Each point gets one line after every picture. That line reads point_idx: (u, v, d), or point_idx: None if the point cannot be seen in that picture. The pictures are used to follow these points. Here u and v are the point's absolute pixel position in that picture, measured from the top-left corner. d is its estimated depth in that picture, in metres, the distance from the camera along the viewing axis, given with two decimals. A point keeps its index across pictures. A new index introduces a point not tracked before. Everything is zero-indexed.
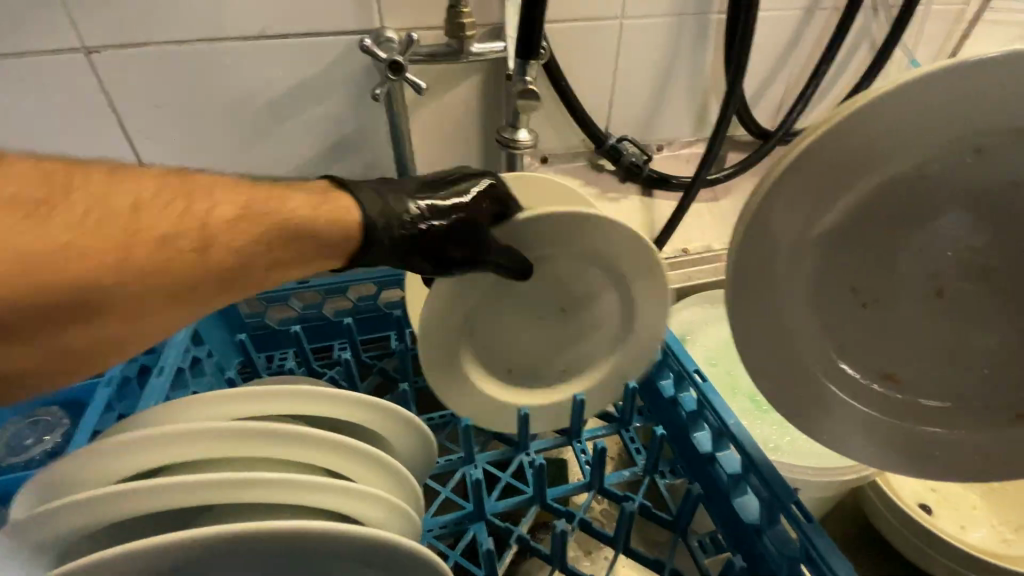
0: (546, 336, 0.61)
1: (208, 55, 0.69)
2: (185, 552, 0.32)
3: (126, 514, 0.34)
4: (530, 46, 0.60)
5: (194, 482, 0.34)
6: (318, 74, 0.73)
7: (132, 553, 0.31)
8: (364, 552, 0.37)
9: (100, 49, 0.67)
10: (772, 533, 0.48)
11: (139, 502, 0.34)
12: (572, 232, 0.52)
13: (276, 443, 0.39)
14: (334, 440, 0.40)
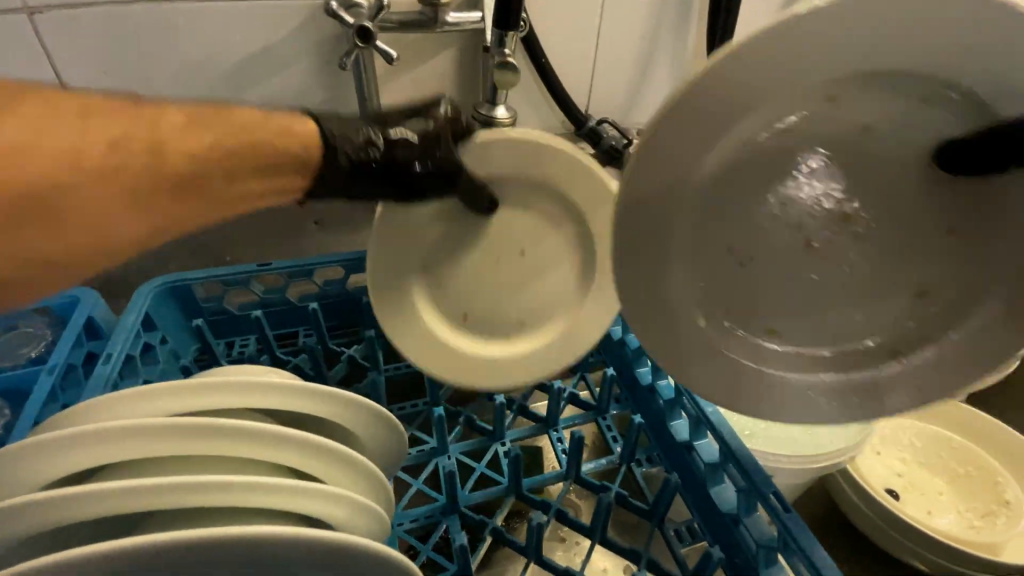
0: (505, 277, 0.61)
1: (160, 17, 0.64)
2: (131, 562, 0.30)
3: (66, 520, 0.31)
4: (508, 15, 0.57)
5: (142, 483, 0.31)
6: (282, 41, 0.69)
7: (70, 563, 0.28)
8: (329, 556, 0.34)
9: (40, 7, 0.61)
10: (749, 522, 0.48)
11: (83, 504, 0.31)
12: (499, 154, 0.55)
13: (229, 440, 0.36)
14: (297, 435, 0.37)
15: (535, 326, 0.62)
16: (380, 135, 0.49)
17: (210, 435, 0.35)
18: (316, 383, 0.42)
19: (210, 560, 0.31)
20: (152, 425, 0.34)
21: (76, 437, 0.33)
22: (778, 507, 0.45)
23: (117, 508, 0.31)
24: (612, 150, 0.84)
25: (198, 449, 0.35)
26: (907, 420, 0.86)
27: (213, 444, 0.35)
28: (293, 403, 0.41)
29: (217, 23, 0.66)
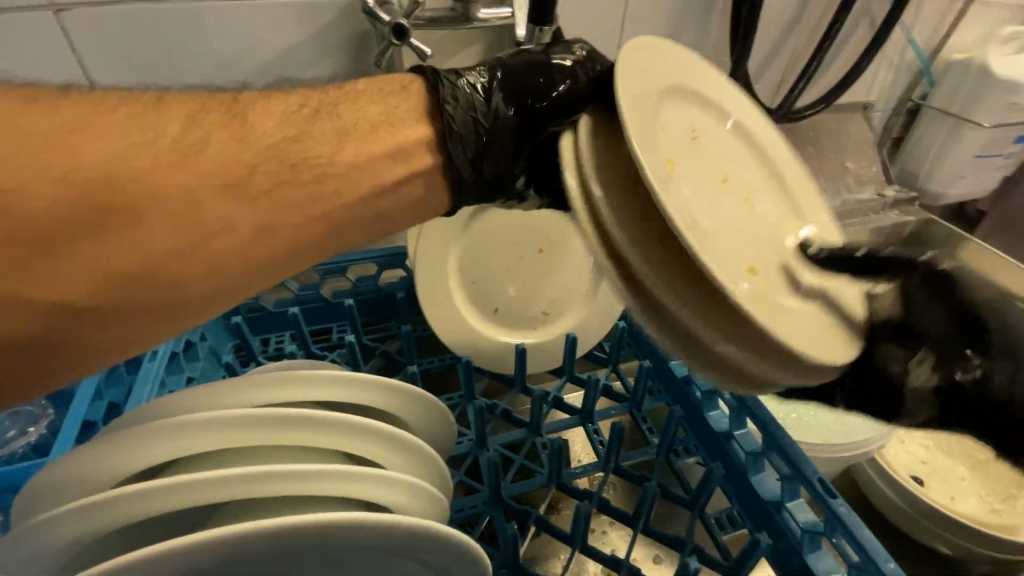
0: (525, 275, 0.66)
1: (189, 15, 0.64)
2: (213, 555, 0.30)
3: (142, 515, 0.31)
4: (543, 10, 0.56)
5: (228, 473, 0.32)
6: (309, 37, 0.69)
7: (153, 557, 0.29)
8: (401, 542, 0.35)
9: (70, 6, 0.60)
10: (793, 508, 0.48)
11: (164, 500, 0.31)
12: None
13: (296, 431, 0.36)
14: (366, 422, 0.38)
15: (555, 318, 0.67)
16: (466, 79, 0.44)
17: (287, 423, 0.36)
18: (379, 373, 0.43)
19: (292, 547, 0.32)
20: (233, 415, 0.34)
21: (156, 432, 0.33)
22: (824, 493, 0.46)
23: (198, 500, 0.32)
24: None
25: (276, 439, 0.36)
26: None
27: (290, 433, 0.36)
28: (356, 394, 0.42)
29: (246, 21, 0.66)
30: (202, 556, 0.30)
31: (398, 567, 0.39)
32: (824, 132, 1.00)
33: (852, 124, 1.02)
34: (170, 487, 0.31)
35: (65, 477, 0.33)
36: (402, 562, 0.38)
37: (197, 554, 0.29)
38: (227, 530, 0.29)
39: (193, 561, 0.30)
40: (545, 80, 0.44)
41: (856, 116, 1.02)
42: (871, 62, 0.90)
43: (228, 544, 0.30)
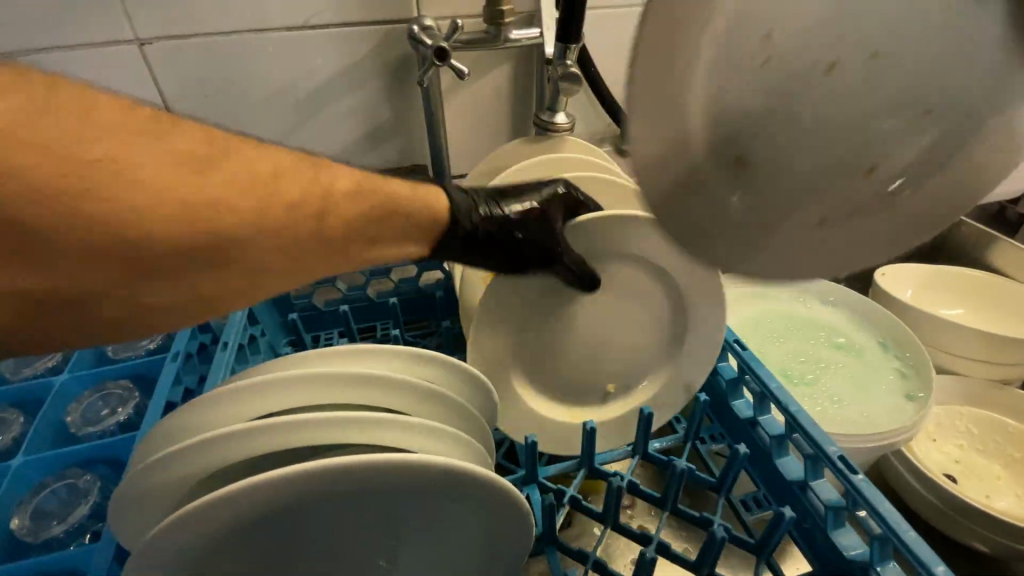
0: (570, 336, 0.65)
1: (251, 45, 0.72)
2: (290, 489, 0.34)
3: (231, 459, 0.36)
4: (570, 29, 0.60)
5: (316, 420, 0.37)
6: (358, 61, 0.76)
7: (240, 490, 0.33)
8: (453, 484, 0.38)
9: (151, 40, 0.69)
10: (816, 487, 0.51)
11: (261, 441, 0.36)
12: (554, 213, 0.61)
13: (354, 389, 0.41)
14: (430, 390, 0.43)
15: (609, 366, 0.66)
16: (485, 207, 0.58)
17: (366, 384, 0.42)
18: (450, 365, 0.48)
19: (364, 484, 0.36)
20: (324, 374, 0.41)
21: (256, 388, 0.39)
22: (844, 466, 0.48)
23: (289, 444, 0.37)
24: None
25: (354, 401, 0.42)
26: (961, 408, 0.87)
27: (371, 393, 0.42)
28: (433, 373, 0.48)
29: (301, 49, 0.73)
30: (278, 490, 0.34)
31: (446, 521, 0.43)
32: None
33: None
34: (267, 429, 0.36)
35: (168, 431, 0.39)
36: (450, 512, 0.42)
37: (284, 486, 0.34)
38: (309, 461, 0.34)
39: (277, 495, 0.35)
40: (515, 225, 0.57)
41: None
42: None
43: (309, 480, 0.34)
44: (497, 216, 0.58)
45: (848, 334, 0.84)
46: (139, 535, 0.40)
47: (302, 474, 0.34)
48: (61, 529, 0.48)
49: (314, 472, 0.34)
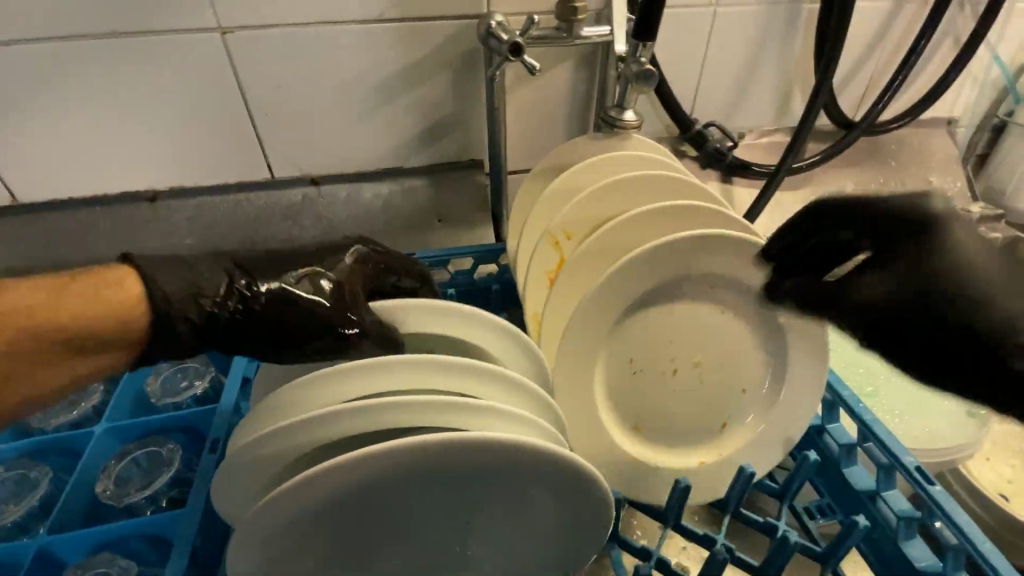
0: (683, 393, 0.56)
1: (325, 36, 0.73)
2: (393, 465, 0.36)
3: (333, 435, 0.38)
4: (648, 26, 0.60)
5: (418, 398, 0.38)
6: (425, 55, 0.77)
7: (349, 463, 0.35)
8: (542, 469, 0.39)
9: (233, 29, 0.71)
10: (887, 496, 0.50)
11: (365, 417, 0.38)
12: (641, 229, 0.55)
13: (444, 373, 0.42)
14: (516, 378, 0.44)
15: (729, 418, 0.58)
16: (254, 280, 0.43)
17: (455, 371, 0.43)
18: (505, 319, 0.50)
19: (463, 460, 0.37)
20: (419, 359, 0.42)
21: (358, 367, 0.41)
22: (921, 478, 0.48)
23: (393, 422, 0.38)
24: (716, 151, 0.90)
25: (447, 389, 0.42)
26: (1015, 428, 0.84)
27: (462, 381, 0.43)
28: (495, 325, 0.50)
29: (374, 43, 0.75)
30: (382, 465, 0.35)
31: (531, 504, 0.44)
32: (904, 146, 1.03)
33: (935, 138, 1.03)
34: (373, 406, 0.37)
35: (272, 404, 0.41)
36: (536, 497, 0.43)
37: (391, 460, 0.35)
38: (411, 439, 0.35)
39: (384, 467, 0.36)
40: (252, 300, 0.43)
41: (939, 131, 1.04)
42: (954, 80, 0.90)
43: (417, 454, 0.36)
44: (288, 300, 0.43)
45: None
46: (232, 503, 0.42)
47: (405, 450, 0.35)
48: (142, 496, 0.47)
49: (416, 448, 0.35)
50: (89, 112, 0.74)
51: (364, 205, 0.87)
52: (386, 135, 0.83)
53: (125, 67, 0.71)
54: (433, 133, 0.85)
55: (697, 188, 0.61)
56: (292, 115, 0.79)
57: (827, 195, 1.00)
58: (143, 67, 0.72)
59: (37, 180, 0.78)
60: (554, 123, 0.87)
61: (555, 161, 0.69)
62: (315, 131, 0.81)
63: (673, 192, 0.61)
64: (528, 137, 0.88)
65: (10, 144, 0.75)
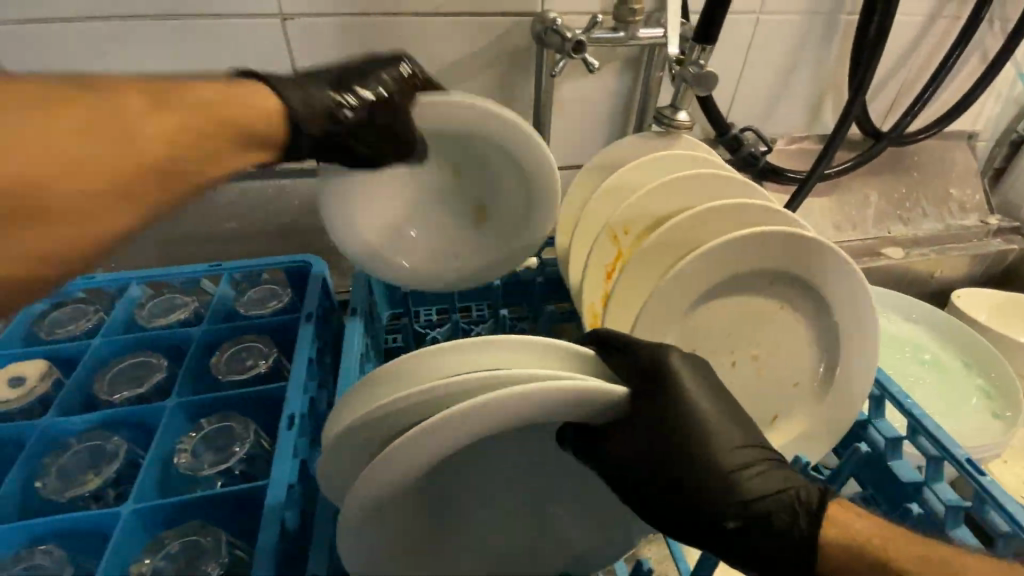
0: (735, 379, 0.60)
1: (383, 26, 0.74)
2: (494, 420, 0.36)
3: (432, 404, 0.38)
4: (710, 29, 0.62)
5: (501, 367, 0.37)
6: (477, 48, 0.79)
7: (452, 416, 0.35)
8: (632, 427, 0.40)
9: (295, 15, 0.72)
10: (935, 487, 0.52)
11: (455, 385, 0.37)
12: (702, 223, 0.56)
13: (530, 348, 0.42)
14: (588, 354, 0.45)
15: (781, 409, 0.62)
16: (342, 96, 0.48)
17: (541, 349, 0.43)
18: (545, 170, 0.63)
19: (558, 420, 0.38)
20: (494, 338, 0.41)
21: (448, 347, 0.41)
22: (972, 469, 0.49)
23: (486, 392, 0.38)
24: (750, 156, 0.91)
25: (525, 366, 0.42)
26: None
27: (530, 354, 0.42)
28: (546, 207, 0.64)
29: (430, 36, 0.76)
30: (485, 416, 0.35)
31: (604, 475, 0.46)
32: (927, 158, 1.06)
33: (956, 152, 1.07)
34: (468, 375, 0.37)
35: (362, 388, 0.41)
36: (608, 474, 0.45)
37: (492, 419, 0.35)
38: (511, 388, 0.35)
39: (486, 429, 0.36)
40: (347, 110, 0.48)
41: (961, 144, 1.07)
42: (981, 95, 0.93)
43: (518, 404, 0.35)
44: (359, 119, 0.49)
45: (934, 351, 0.85)
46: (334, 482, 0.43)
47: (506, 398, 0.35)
48: (218, 469, 0.48)
49: (517, 395, 0.35)
50: None
51: None
52: None
53: (184, 48, 0.72)
54: None
55: (748, 186, 0.63)
56: None
57: (852, 202, 1.03)
58: (202, 50, 0.72)
59: None
60: (597, 121, 0.89)
61: (608, 158, 0.71)
62: None
63: (730, 190, 0.63)
64: (571, 134, 0.89)
65: None
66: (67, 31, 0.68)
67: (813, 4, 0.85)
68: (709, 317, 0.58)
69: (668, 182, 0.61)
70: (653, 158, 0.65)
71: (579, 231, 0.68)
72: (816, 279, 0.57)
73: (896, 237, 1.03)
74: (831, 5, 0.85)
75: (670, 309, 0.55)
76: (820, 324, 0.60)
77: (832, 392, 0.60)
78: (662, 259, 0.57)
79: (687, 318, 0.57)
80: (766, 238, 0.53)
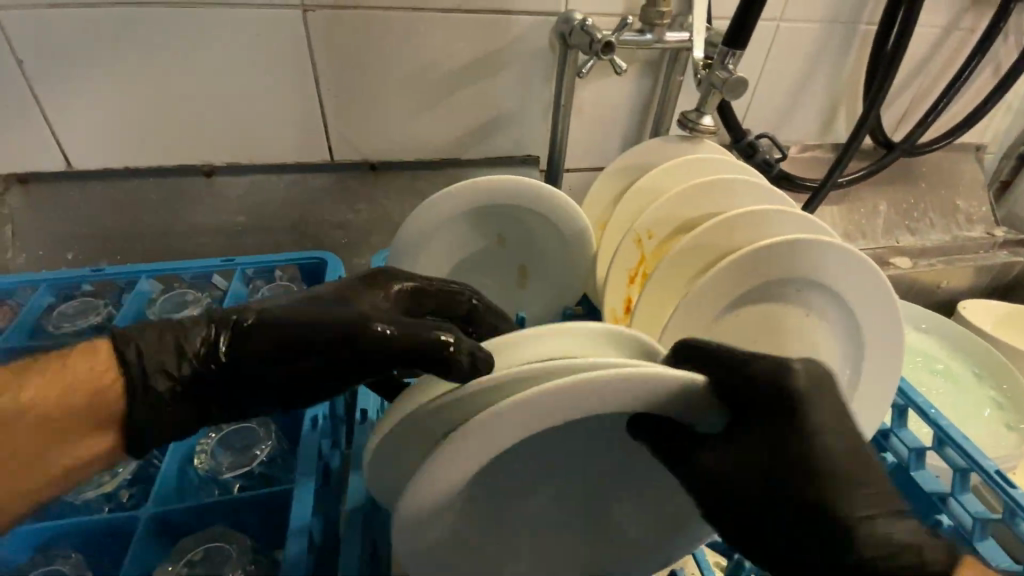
0: None
1: (404, 22, 0.73)
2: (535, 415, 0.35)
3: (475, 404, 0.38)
4: (741, 34, 0.62)
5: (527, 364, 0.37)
6: (497, 47, 0.78)
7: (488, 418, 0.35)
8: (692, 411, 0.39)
9: (315, 7, 0.70)
10: (962, 499, 0.53)
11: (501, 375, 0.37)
12: (730, 230, 0.56)
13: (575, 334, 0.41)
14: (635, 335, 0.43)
15: None
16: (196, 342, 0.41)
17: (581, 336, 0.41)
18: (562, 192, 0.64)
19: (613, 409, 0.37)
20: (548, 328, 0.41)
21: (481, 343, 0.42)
22: (1000, 481, 0.49)
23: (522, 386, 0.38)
24: (765, 163, 0.89)
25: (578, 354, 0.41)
26: None
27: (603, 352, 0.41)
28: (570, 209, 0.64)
29: (452, 32, 0.75)
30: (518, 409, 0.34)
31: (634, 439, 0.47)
32: (935, 168, 1.06)
33: (964, 163, 1.08)
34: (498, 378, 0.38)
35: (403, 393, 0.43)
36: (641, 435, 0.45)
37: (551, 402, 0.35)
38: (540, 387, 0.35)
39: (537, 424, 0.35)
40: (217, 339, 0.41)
41: (968, 156, 1.08)
42: (992, 108, 0.94)
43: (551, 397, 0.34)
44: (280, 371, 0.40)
45: (945, 361, 0.85)
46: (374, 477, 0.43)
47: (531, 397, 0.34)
48: (238, 473, 0.47)
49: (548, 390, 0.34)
50: (157, 82, 0.72)
51: (420, 194, 0.87)
52: (450, 125, 0.84)
53: (200, 37, 0.70)
54: (493, 127, 0.86)
55: (775, 194, 0.63)
56: (358, 98, 0.78)
57: (862, 211, 1.03)
58: (220, 39, 0.71)
59: (94, 147, 0.76)
60: (614, 124, 0.88)
61: (632, 160, 0.70)
62: (380, 116, 0.81)
63: (756, 196, 0.62)
64: (588, 136, 0.88)
65: (73, 108, 0.72)
66: (83, 16, 0.66)
67: (833, 12, 0.85)
68: (735, 323, 0.57)
69: (695, 186, 0.61)
70: (677, 163, 0.65)
71: (602, 234, 0.67)
72: (845, 291, 0.56)
73: (904, 247, 1.04)
74: (850, 15, 0.86)
75: (700, 315, 0.54)
76: (845, 333, 0.59)
77: (855, 398, 0.61)
78: (689, 265, 0.57)
79: (715, 325, 0.56)
80: (796, 245, 0.52)
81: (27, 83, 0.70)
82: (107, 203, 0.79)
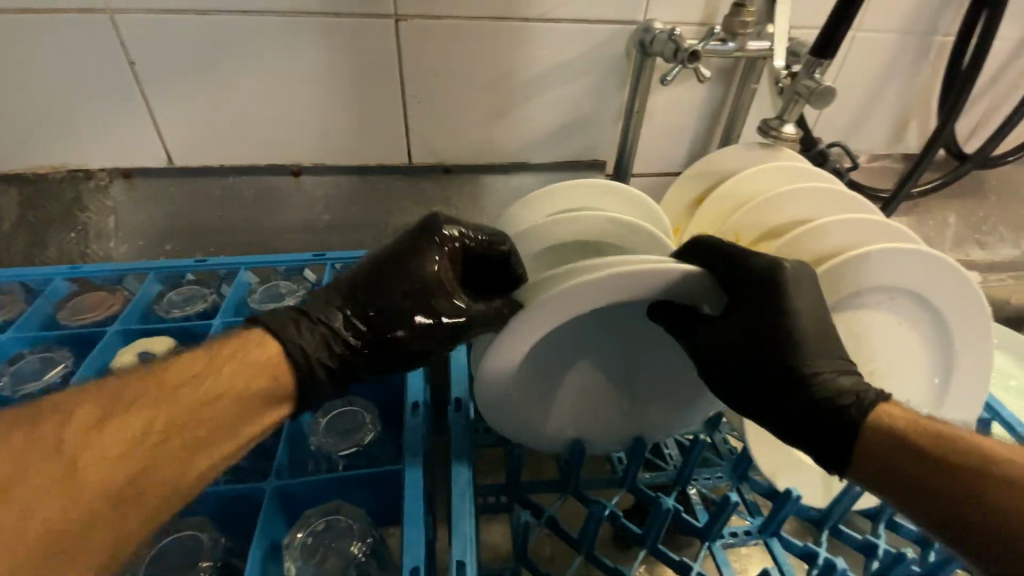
0: None
1: (488, 31, 0.76)
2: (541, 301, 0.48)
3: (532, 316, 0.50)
4: (831, 43, 0.63)
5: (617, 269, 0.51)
6: (577, 57, 0.80)
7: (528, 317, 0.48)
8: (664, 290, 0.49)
9: (407, 17, 0.73)
10: None
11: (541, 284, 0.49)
12: (825, 238, 0.57)
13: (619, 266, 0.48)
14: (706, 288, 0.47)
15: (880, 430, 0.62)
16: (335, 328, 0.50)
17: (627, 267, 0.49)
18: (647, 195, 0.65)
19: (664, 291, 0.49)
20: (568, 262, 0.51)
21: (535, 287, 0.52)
22: None
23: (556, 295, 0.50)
24: (836, 171, 0.89)
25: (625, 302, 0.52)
26: None
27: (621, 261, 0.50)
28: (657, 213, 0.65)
29: (533, 39, 0.78)
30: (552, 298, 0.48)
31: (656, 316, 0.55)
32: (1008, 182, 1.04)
33: None
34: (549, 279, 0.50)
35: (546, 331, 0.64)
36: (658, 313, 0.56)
37: (594, 295, 0.46)
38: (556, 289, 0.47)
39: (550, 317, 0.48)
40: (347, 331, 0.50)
41: None
42: None
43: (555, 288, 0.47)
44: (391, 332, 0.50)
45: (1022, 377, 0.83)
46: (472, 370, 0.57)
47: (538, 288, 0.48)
48: (347, 454, 0.50)
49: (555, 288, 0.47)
50: (258, 87, 0.77)
51: (490, 196, 0.90)
52: (524, 129, 0.86)
53: (299, 45, 0.74)
54: (567, 131, 0.88)
55: (862, 203, 0.63)
56: (439, 104, 0.82)
57: (930, 224, 1.02)
58: (317, 44, 0.75)
59: (194, 145, 0.81)
60: (684, 131, 0.90)
61: (713, 164, 0.72)
62: (455, 120, 0.84)
63: (845, 205, 0.63)
64: (658, 142, 0.90)
65: (178, 111, 0.78)
66: (194, 23, 0.71)
67: (912, 22, 0.84)
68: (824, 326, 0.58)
69: (786, 192, 0.61)
70: (765, 167, 0.66)
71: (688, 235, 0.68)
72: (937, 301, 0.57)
73: (973, 261, 1.03)
74: (929, 26, 0.85)
75: None
76: (931, 339, 0.60)
77: (946, 401, 0.64)
78: None
79: None
80: (896, 254, 0.53)
81: (138, 83, 0.75)
82: (201, 198, 0.84)
